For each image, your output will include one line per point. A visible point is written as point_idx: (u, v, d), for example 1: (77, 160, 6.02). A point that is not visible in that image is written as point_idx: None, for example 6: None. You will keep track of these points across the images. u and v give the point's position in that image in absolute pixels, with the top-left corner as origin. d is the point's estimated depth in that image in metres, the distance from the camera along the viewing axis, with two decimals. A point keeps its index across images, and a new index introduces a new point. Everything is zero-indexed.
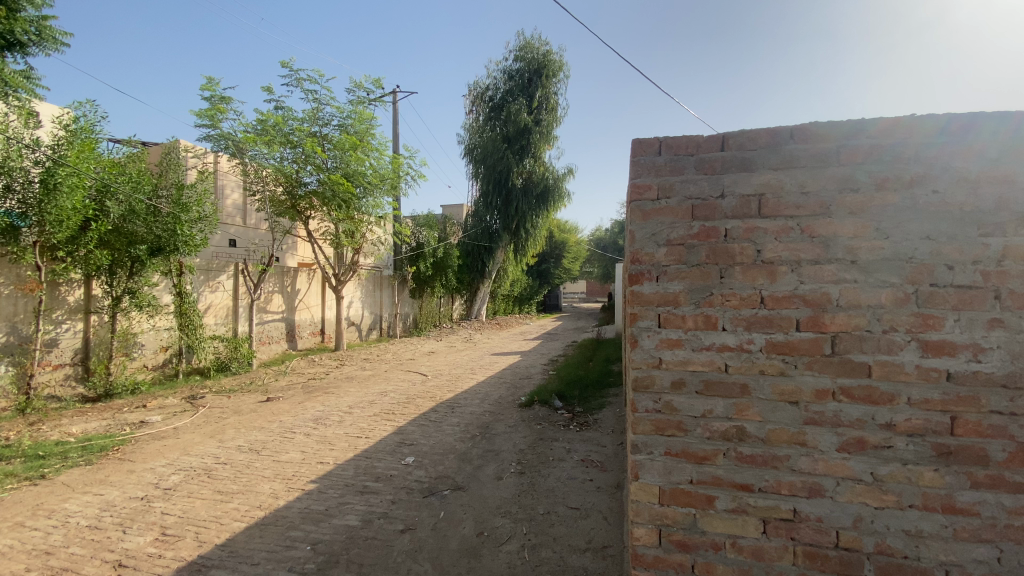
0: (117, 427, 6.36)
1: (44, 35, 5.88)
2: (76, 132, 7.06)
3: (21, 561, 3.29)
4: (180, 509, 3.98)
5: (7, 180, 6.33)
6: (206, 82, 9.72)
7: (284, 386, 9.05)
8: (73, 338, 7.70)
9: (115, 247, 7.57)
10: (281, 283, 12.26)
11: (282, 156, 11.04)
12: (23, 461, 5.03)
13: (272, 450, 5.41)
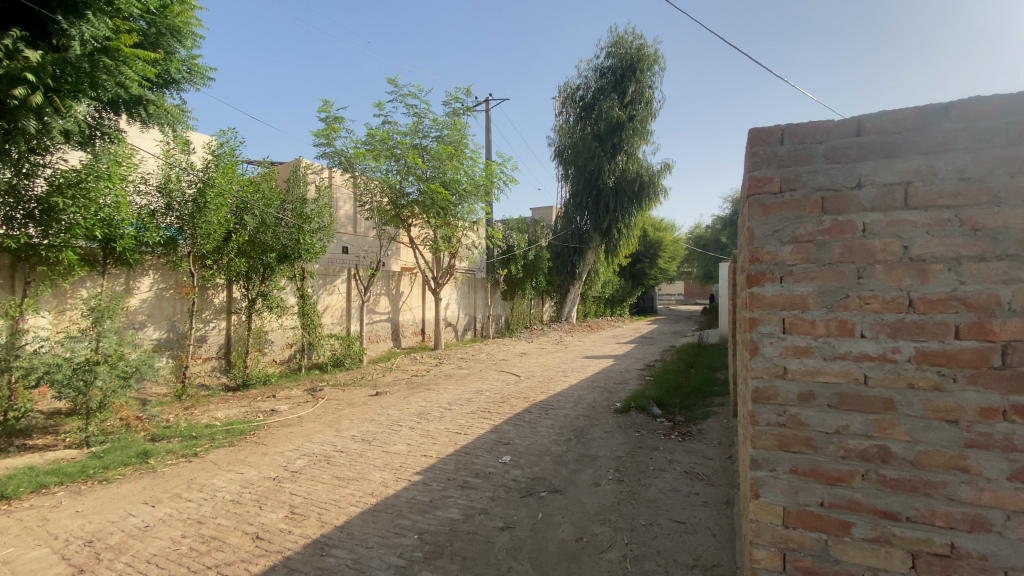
0: (253, 414, 7.22)
1: (192, 72, 6.80)
2: (222, 156, 8.14)
3: (179, 527, 3.82)
4: (305, 491, 4.41)
5: (168, 200, 7.47)
6: (323, 105, 10.73)
7: (390, 382, 9.68)
8: (218, 335, 8.87)
9: (251, 255, 8.67)
10: (387, 286, 13.14)
11: (388, 169, 11.89)
12: (181, 440, 5.88)
13: (381, 441, 5.81)
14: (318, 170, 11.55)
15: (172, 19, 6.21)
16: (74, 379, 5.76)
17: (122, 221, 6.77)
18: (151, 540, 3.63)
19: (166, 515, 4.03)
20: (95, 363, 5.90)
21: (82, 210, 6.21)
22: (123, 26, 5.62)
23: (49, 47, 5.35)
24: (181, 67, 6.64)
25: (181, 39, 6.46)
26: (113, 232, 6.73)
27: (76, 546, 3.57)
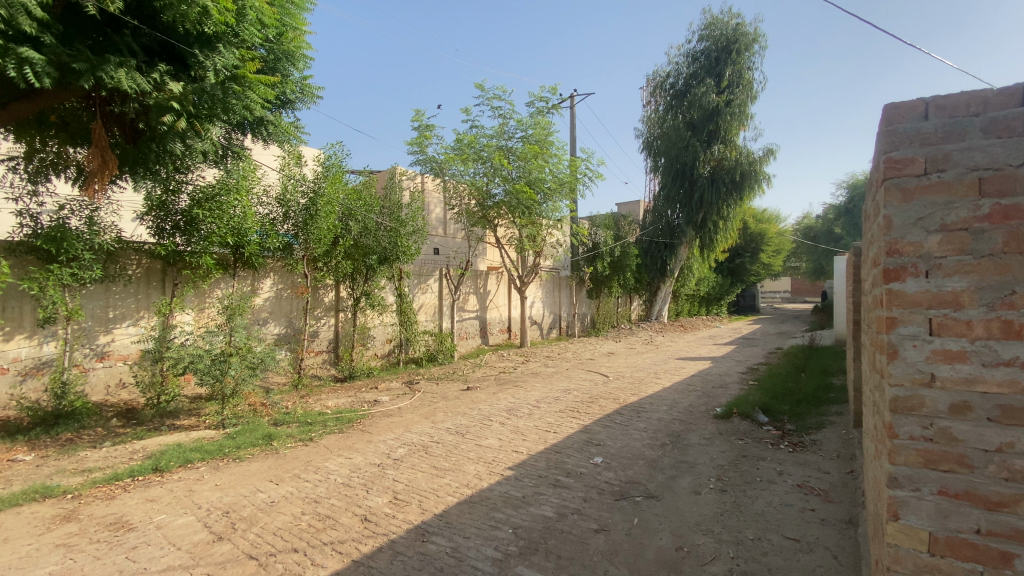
0: (358, 404, 7.80)
1: (305, 92, 7.47)
2: (330, 168, 8.86)
3: (298, 505, 4.22)
4: (406, 478, 4.68)
5: (286, 209, 8.29)
6: (415, 115, 11.30)
7: (479, 378, 9.97)
8: (328, 330, 9.68)
9: (356, 258, 9.37)
10: (475, 285, 13.53)
11: (475, 172, 12.24)
12: (298, 426, 6.50)
13: (474, 435, 6.00)
14: (411, 176, 12.17)
15: (288, 45, 6.88)
16: (212, 369, 6.59)
17: (248, 229, 7.55)
18: (276, 515, 4.04)
19: (287, 493, 4.47)
20: (228, 355, 6.70)
21: (217, 220, 7.08)
22: (246, 55, 6.32)
23: (189, 78, 6.15)
24: (295, 87, 7.32)
25: (295, 63, 7.14)
26: (242, 239, 7.55)
27: (217, 515, 4.08)
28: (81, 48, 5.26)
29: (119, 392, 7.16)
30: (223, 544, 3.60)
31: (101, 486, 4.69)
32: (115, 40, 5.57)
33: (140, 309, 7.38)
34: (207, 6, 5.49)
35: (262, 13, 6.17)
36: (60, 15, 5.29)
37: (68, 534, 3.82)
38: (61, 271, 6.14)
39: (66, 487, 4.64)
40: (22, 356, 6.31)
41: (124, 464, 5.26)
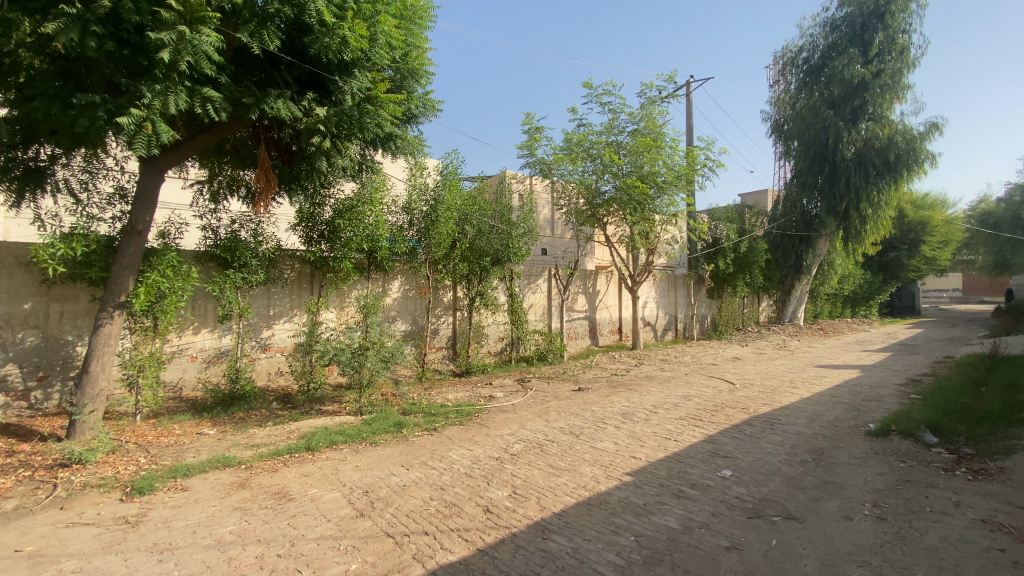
0: (475, 398, 8.16)
1: (427, 106, 7.92)
2: (448, 176, 9.36)
3: (426, 490, 4.53)
4: (524, 474, 4.80)
5: (411, 217, 9.01)
6: (525, 119, 11.54)
7: (591, 379, 9.86)
8: (447, 328, 10.27)
9: (471, 260, 9.84)
10: (585, 285, 13.42)
11: (584, 170, 12.12)
12: (423, 416, 6.99)
13: (589, 436, 5.97)
14: (521, 179, 12.43)
15: (412, 62, 7.37)
16: (352, 360, 7.35)
17: (381, 236, 8.33)
18: (408, 498, 4.38)
19: (417, 478, 4.82)
20: (364, 349, 7.43)
21: (354, 228, 7.98)
22: (377, 77, 6.88)
23: (330, 102, 6.87)
24: (419, 103, 7.80)
25: (418, 79, 7.61)
26: (375, 245, 8.30)
27: (358, 493, 4.53)
28: (248, 85, 6.24)
29: (277, 378, 8.30)
30: (364, 521, 3.98)
31: (266, 460, 5.47)
32: (273, 75, 6.52)
33: (293, 308, 8.47)
34: (344, 35, 6.22)
35: (389, 35, 6.78)
36: (233, 59, 6.35)
37: (243, 499, 4.51)
38: (235, 275, 7.32)
39: (240, 459, 5.49)
40: (207, 346, 7.60)
41: (283, 442, 6.07)
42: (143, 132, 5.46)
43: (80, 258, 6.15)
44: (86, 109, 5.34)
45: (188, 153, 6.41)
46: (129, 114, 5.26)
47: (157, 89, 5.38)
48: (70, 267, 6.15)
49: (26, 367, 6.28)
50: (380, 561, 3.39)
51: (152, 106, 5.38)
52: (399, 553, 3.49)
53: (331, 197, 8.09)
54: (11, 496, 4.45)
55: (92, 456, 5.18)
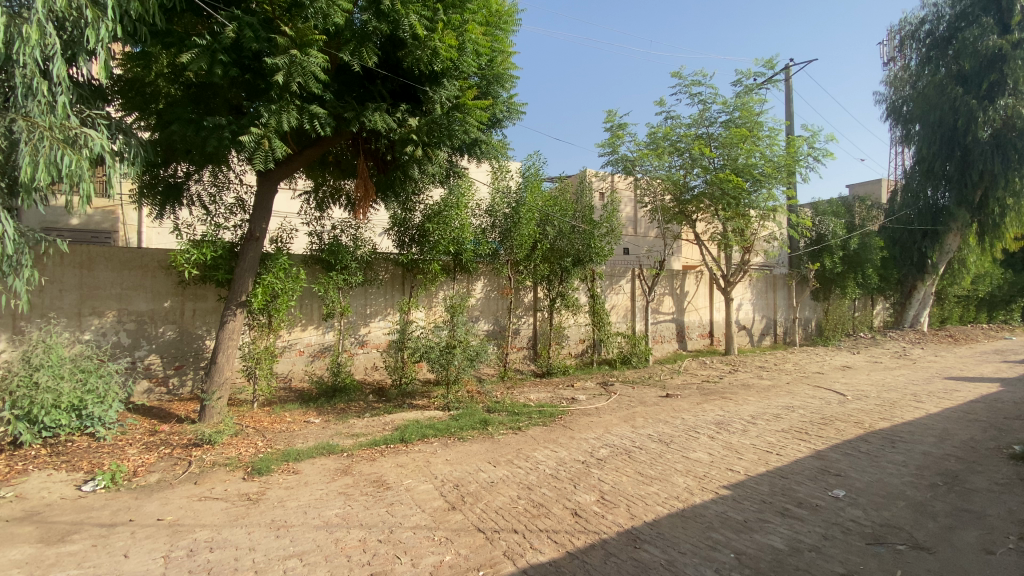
0: (557, 400, 8.13)
1: (511, 110, 7.97)
2: (529, 178, 9.40)
3: (513, 489, 4.59)
4: (612, 480, 4.72)
5: (493, 219, 9.21)
6: (607, 116, 11.28)
7: (680, 385, 9.44)
8: (528, 328, 10.35)
9: (551, 261, 9.87)
10: (672, 285, 12.89)
11: (671, 165, 11.64)
12: (508, 415, 7.10)
13: (680, 445, 5.74)
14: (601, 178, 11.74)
15: (498, 67, 7.48)
16: (440, 357, 7.67)
17: (465, 239, 8.63)
18: (497, 495, 4.47)
19: (504, 476, 4.91)
20: (452, 348, 7.70)
21: (443, 231, 8.32)
22: (464, 85, 7.09)
23: (421, 112, 7.18)
24: (503, 107, 7.88)
25: (503, 84, 7.67)
26: (461, 247, 8.60)
27: (449, 487, 4.70)
28: (349, 100, 6.71)
29: (373, 373, 8.84)
30: (455, 514, 4.12)
31: (365, 449, 5.85)
32: (370, 89, 6.96)
33: (387, 307, 8.96)
34: (436, 46, 6.49)
35: (477, 43, 6.98)
36: (335, 77, 6.85)
37: (346, 485, 4.86)
38: (337, 276, 7.91)
39: (342, 447, 5.92)
40: (312, 341, 8.28)
41: (379, 433, 6.46)
42: (261, 148, 6.06)
43: (210, 262, 6.95)
44: (215, 130, 6.02)
45: (297, 166, 7.02)
46: (250, 133, 5.86)
47: (273, 109, 5.93)
48: (202, 269, 6.97)
49: (166, 357, 7.24)
50: (472, 555, 3.49)
51: (268, 125, 5.94)
52: (490, 548, 3.57)
53: (420, 203, 8.49)
54: (157, 470, 5.15)
55: (219, 438, 5.84)
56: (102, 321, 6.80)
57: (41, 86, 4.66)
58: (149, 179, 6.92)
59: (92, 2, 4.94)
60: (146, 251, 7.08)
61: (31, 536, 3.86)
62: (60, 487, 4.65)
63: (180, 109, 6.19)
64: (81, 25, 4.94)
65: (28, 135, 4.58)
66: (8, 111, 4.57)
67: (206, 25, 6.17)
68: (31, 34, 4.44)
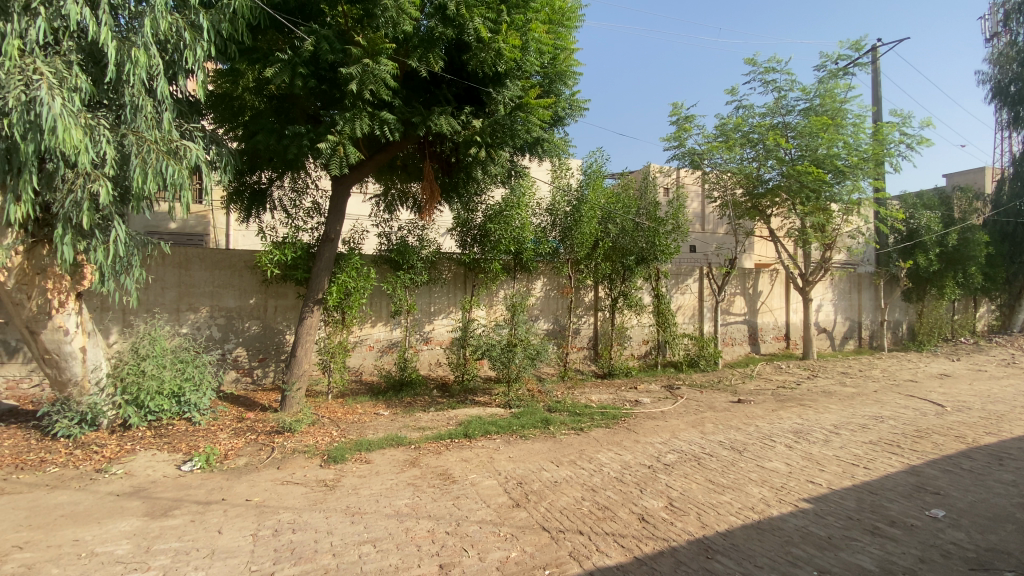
0: (621, 402, 7.97)
1: (573, 107, 7.88)
2: (590, 175, 9.26)
3: (577, 490, 4.57)
4: (681, 487, 4.58)
5: (554, 218, 9.15)
6: (672, 109, 10.86)
7: (752, 390, 8.95)
8: (589, 328, 10.22)
9: (614, 260, 9.68)
10: (744, 285, 12.26)
11: (743, 158, 11.02)
12: (569, 415, 7.05)
13: (754, 454, 5.47)
14: (666, 173, 10.78)
15: (560, 65, 7.43)
16: (502, 355, 7.76)
17: (526, 238, 8.67)
18: (561, 494, 4.46)
19: (568, 476, 4.89)
20: (513, 346, 7.77)
21: (504, 230, 8.41)
22: (527, 84, 7.12)
23: (484, 113, 7.27)
24: (566, 105, 7.81)
25: (566, 81, 7.61)
26: (522, 247, 8.66)
27: (513, 484, 4.75)
28: (416, 105, 6.93)
29: (436, 369, 9.09)
30: (520, 511, 4.15)
31: (431, 443, 6.03)
32: (436, 93, 7.14)
33: (450, 305, 9.18)
34: (500, 47, 6.59)
35: (539, 42, 7.00)
36: (403, 83, 7.08)
37: (414, 476, 5.04)
38: (404, 276, 8.21)
39: (410, 440, 6.13)
40: (381, 337, 8.63)
41: (444, 427, 6.64)
42: (336, 154, 6.39)
43: (290, 262, 7.43)
44: (295, 138, 6.43)
45: (368, 171, 7.35)
46: (327, 140, 6.21)
47: (348, 116, 6.28)
48: (283, 269, 7.47)
49: (251, 350, 7.83)
50: (538, 553, 3.51)
51: (343, 132, 6.29)
52: (555, 548, 3.57)
53: (482, 203, 8.63)
54: (244, 454, 5.58)
55: (298, 427, 6.24)
56: (197, 316, 7.46)
57: (148, 103, 5.17)
58: (237, 185, 7.50)
59: (189, 26, 5.43)
60: (234, 252, 7.69)
61: (141, 508, 4.31)
62: (164, 466, 5.16)
63: (264, 120, 6.66)
64: (181, 47, 5.45)
65: (137, 148, 5.10)
66: (121, 127, 5.10)
67: (287, 41, 6.59)
68: (139, 58, 4.95)
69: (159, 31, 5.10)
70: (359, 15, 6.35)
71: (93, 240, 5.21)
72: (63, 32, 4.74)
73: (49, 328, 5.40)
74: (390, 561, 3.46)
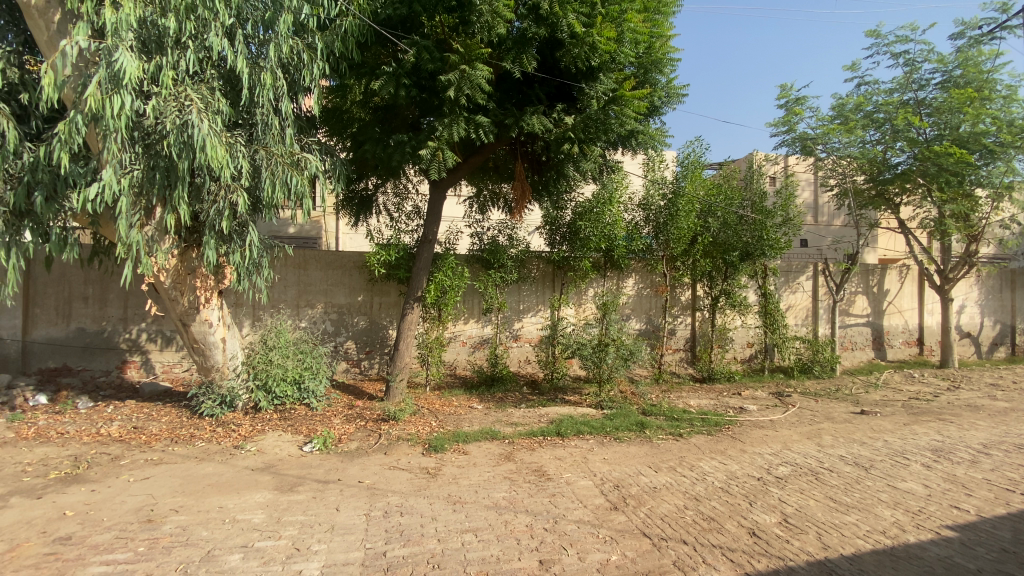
0: (723, 408, 7.48)
1: (671, 94, 7.54)
2: (687, 166, 8.78)
3: (679, 497, 4.37)
4: (796, 503, 4.22)
5: (649, 213, 8.81)
6: (781, 91, 9.98)
7: (878, 401, 7.98)
8: (685, 329, 9.74)
9: (714, 256, 9.12)
10: (867, 283, 10.97)
11: (865, 140, 9.84)
12: (666, 419, 6.76)
13: (883, 472, 4.92)
14: (773, 159, 9.71)
15: (656, 53, 7.14)
16: (594, 355, 7.65)
17: (618, 234, 8.46)
18: (661, 501, 4.30)
19: (668, 483, 4.69)
20: (605, 345, 7.63)
21: (594, 227, 8.27)
22: (621, 76, 6.93)
23: (576, 109, 7.19)
24: (662, 93, 7.49)
25: (662, 69, 7.30)
26: (613, 244, 8.47)
27: (610, 486, 4.66)
28: (509, 107, 7.02)
29: (526, 366, 9.16)
30: (619, 514, 4.07)
31: (525, 438, 6.10)
32: (528, 94, 7.20)
33: (539, 303, 9.20)
34: (594, 41, 6.49)
35: (635, 31, 6.80)
36: (496, 85, 7.20)
37: (510, 470, 5.13)
38: (495, 274, 8.37)
39: (504, 434, 6.25)
40: (473, 334, 8.88)
41: (536, 424, 6.68)
42: (435, 159, 6.66)
43: (393, 262, 7.91)
44: (398, 147, 6.81)
45: (462, 173, 7.59)
46: (427, 147, 6.51)
47: (445, 122, 6.51)
48: (387, 269, 7.95)
49: (359, 343, 8.45)
50: (639, 559, 3.42)
51: (441, 137, 6.52)
52: (658, 555, 3.46)
53: (571, 200, 8.58)
54: (355, 439, 6.04)
55: (401, 416, 6.63)
56: (314, 311, 8.22)
57: (275, 121, 5.77)
58: (348, 193, 8.11)
59: (307, 47, 5.96)
60: (344, 254, 8.35)
61: (271, 483, 4.83)
62: (288, 446, 5.74)
63: (370, 130, 7.13)
64: (300, 68, 6.00)
65: (267, 162, 5.72)
66: (253, 144, 5.74)
67: (390, 54, 7.00)
68: (268, 80, 5.53)
69: (282, 55, 5.66)
70: (455, 23, 6.59)
71: (233, 244, 5.93)
72: (207, 62, 5.42)
73: (198, 321, 6.20)
74: (491, 551, 3.56)
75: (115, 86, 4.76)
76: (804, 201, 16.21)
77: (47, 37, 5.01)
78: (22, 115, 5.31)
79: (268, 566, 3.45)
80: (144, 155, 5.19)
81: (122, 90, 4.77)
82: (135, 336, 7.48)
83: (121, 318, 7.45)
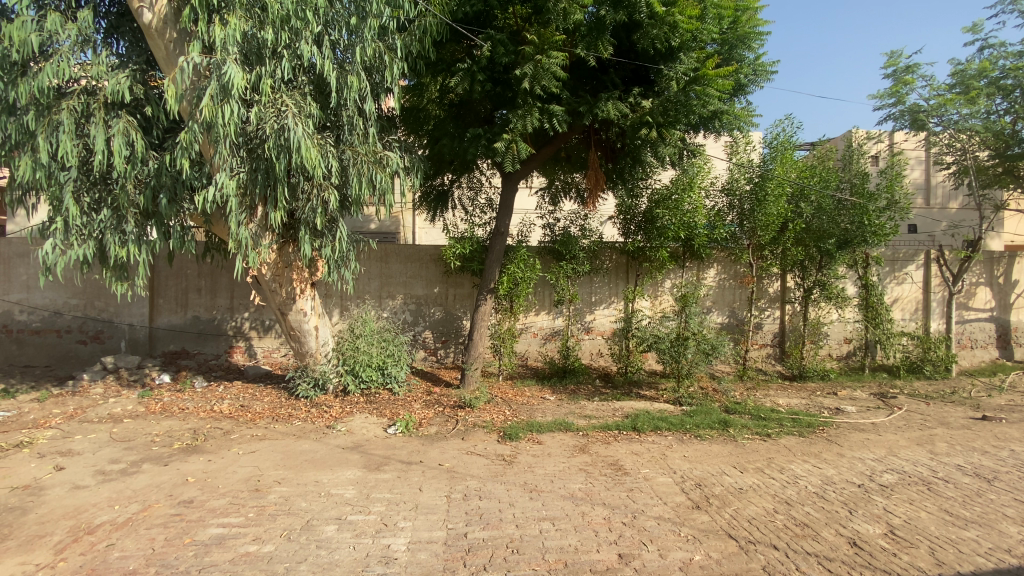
0: (816, 409, 6.95)
1: (758, 71, 7.07)
2: (776, 147, 8.18)
3: (767, 500, 4.14)
4: (904, 514, 3.85)
5: (734, 199, 8.31)
6: (889, 59, 8.98)
7: (1003, 407, 7.05)
8: (773, 323, 9.18)
9: (806, 244, 8.44)
10: (991, 273, 9.68)
11: (990, 110, 8.62)
12: (752, 418, 6.40)
13: (1010, 485, 4.38)
14: (876, 136, 8.79)
15: (742, 27, 6.76)
16: (671, 349, 7.40)
17: (698, 222, 8.07)
18: (748, 502, 4.09)
19: (755, 485, 4.45)
20: (683, 339, 7.34)
21: (673, 216, 7.95)
22: (703, 55, 6.61)
23: (654, 92, 6.95)
24: (749, 70, 7.04)
25: (750, 45, 6.89)
26: (693, 232, 8.08)
27: (692, 484, 4.50)
28: (583, 94, 6.89)
29: (599, 359, 9.02)
30: (701, 514, 3.92)
31: (600, 431, 6.05)
32: (604, 79, 7.06)
33: (612, 295, 9.01)
34: (675, 20, 6.29)
35: (718, 6, 6.52)
36: (570, 73, 7.08)
37: (585, 462, 5.11)
38: (567, 266, 8.28)
39: (578, 426, 6.23)
40: (544, 326, 8.90)
41: (611, 418, 6.59)
42: (510, 151, 6.65)
43: (467, 254, 8.06)
44: (473, 140, 6.89)
45: (535, 164, 7.57)
46: (502, 139, 6.50)
47: (519, 113, 6.48)
48: (462, 261, 8.11)
49: (436, 333, 8.76)
50: (725, 561, 3.30)
51: (515, 129, 6.51)
52: (746, 559, 3.31)
53: (647, 188, 8.33)
54: (435, 423, 6.30)
55: (477, 403, 6.82)
56: (395, 302, 8.64)
57: (360, 121, 6.09)
58: (425, 188, 8.40)
59: (388, 49, 6.22)
60: (422, 247, 8.63)
61: (359, 462, 5.16)
62: (374, 428, 6.11)
63: (446, 126, 7.28)
64: (382, 70, 6.28)
65: (354, 161, 6.06)
66: (341, 145, 6.10)
67: (464, 50, 7.15)
68: (353, 82, 5.85)
69: (367, 57, 5.96)
70: (529, 13, 6.57)
71: (324, 239, 6.34)
72: (299, 69, 5.82)
73: (294, 310, 6.73)
74: (569, 541, 3.58)
75: (224, 96, 5.22)
76: (914, 180, 14.56)
77: (166, 54, 5.61)
78: (146, 127, 5.99)
79: (360, 538, 3.70)
80: (248, 158, 5.67)
81: (230, 99, 5.22)
82: (240, 324, 8.28)
83: (228, 307, 8.27)
